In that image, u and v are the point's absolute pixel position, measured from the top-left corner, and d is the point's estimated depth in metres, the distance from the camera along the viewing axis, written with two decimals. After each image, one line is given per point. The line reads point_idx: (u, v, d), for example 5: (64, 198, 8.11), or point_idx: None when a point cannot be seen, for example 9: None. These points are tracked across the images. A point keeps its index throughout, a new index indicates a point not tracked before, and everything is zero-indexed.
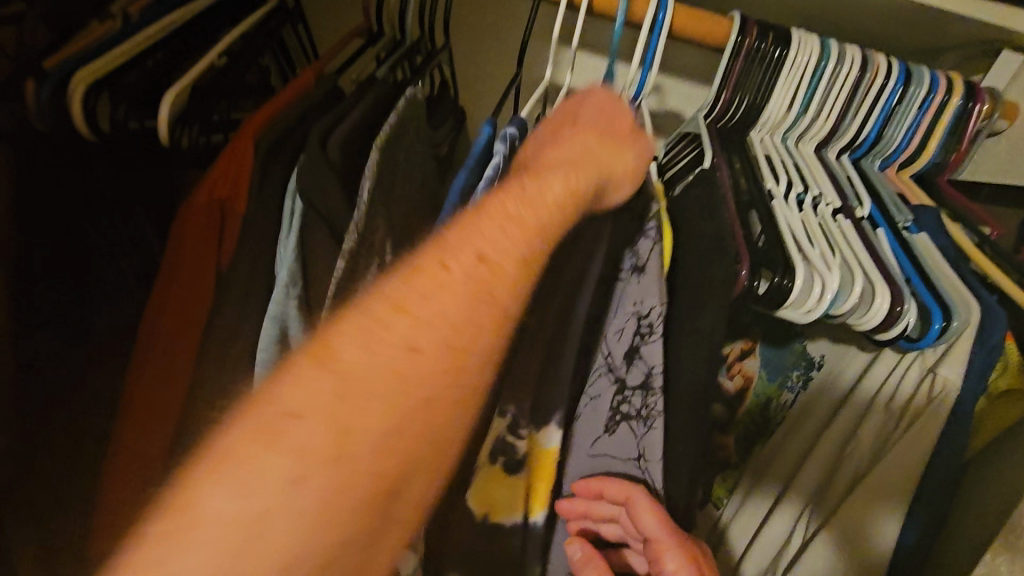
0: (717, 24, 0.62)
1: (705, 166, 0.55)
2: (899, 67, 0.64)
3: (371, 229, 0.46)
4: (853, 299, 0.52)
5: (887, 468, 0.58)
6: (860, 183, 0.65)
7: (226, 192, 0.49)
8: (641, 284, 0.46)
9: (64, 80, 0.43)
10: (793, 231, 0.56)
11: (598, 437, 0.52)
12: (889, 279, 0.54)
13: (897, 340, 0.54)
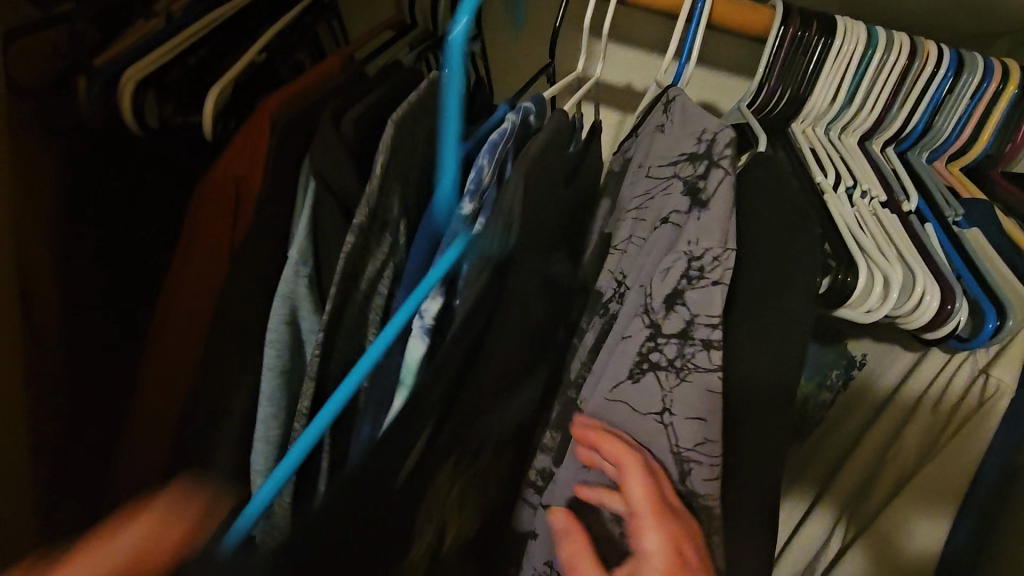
0: (758, 13, 0.60)
1: (761, 149, 0.55)
2: (950, 55, 0.62)
3: (384, 204, 0.46)
4: (912, 301, 0.50)
5: (933, 472, 0.56)
6: (906, 175, 0.63)
7: (242, 170, 0.53)
8: (703, 222, 0.46)
9: (115, 78, 0.46)
10: (849, 227, 0.54)
11: (620, 384, 0.47)
12: (938, 275, 0.52)
13: (947, 340, 0.52)
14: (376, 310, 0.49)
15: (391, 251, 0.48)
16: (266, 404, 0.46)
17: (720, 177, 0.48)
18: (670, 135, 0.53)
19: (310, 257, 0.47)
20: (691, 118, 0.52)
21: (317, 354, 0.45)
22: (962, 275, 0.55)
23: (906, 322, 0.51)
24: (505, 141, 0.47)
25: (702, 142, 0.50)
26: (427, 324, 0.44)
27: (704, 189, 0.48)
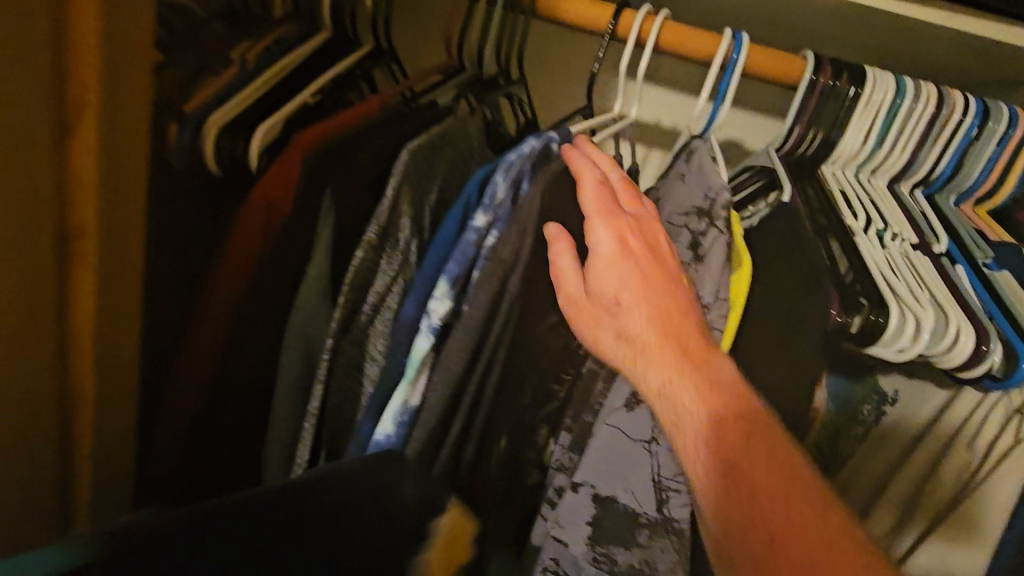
0: (790, 64, 0.64)
1: (784, 197, 0.58)
2: (976, 104, 0.65)
3: (395, 220, 0.48)
4: (943, 343, 0.52)
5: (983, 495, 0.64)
6: (934, 218, 0.65)
7: (276, 195, 0.50)
8: (699, 275, 0.51)
9: (200, 123, 0.50)
10: (880, 268, 0.56)
11: (616, 411, 0.46)
12: (973, 317, 0.54)
13: (980, 379, 0.54)
14: (382, 322, 0.49)
15: (402, 265, 0.49)
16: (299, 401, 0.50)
17: (719, 236, 0.50)
18: (687, 184, 0.55)
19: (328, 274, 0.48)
20: (705, 171, 0.53)
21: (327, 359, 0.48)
22: (994, 317, 0.57)
23: (938, 361, 0.53)
24: (523, 160, 0.47)
25: (708, 199, 0.52)
26: (434, 324, 0.44)
27: (698, 245, 0.52)
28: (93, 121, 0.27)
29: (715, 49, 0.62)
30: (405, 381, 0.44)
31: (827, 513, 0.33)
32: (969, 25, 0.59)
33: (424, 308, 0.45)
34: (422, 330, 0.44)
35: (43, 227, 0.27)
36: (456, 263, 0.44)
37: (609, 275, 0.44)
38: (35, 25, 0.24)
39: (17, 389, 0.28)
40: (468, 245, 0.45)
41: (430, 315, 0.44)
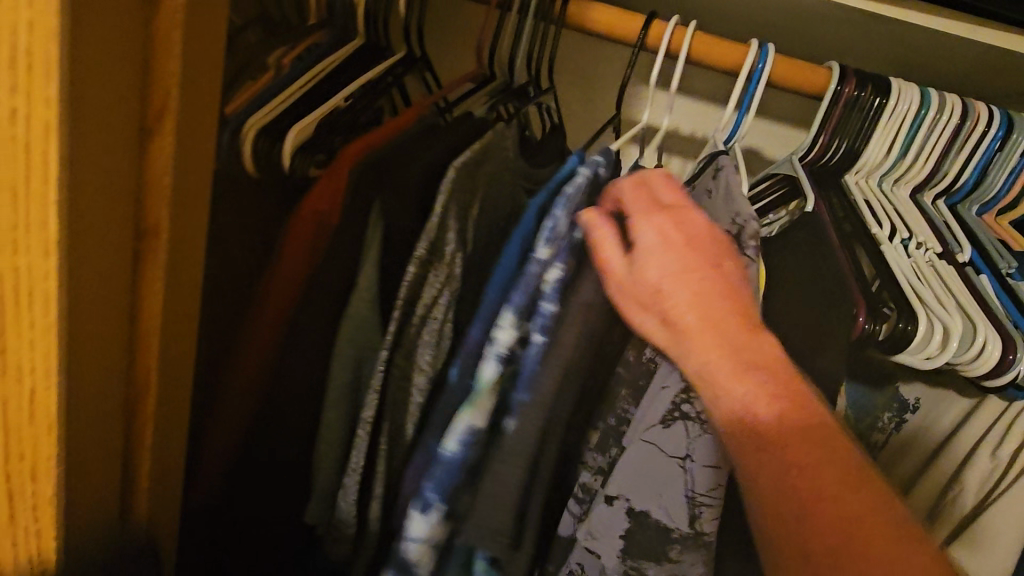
0: (818, 74, 0.65)
1: (808, 207, 0.59)
2: (999, 116, 0.65)
3: (442, 235, 0.49)
4: (970, 351, 0.53)
5: (1003, 514, 0.58)
6: (958, 227, 0.66)
7: (323, 207, 0.52)
8: None
9: (240, 126, 0.52)
10: (908, 278, 0.57)
11: (650, 427, 0.46)
12: (999, 326, 0.55)
13: (1006, 388, 0.55)
14: (430, 333, 0.51)
15: (447, 278, 0.50)
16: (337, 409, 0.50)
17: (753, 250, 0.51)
18: (713, 205, 0.55)
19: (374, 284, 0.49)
20: (733, 194, 0.54)
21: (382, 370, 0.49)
22: (1021, 325, 0.58)
23: (965, 370, 0.54)
24: (577, 193, 0.49)
25: (735, 224, 0.53)
26: (499, 351, 0.46)
27: None
28: (170, 125, 0.28)
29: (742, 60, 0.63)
30: (469, 407, 0.46)
31: (859, 482, 0.35)
32: (964, 29, 0.60)
33: (487, 335, 0.48)
34: (487, 354, 0.46)
35: (120, 228, 0.28)
36: (521, 291, 0.47)
37: (656, 267, 0.44)
38: (123, 33, 0.25)
39: (91, 383, 0.29)
40: (530, 274, 0.47)
41: (493, 343, 0.46)
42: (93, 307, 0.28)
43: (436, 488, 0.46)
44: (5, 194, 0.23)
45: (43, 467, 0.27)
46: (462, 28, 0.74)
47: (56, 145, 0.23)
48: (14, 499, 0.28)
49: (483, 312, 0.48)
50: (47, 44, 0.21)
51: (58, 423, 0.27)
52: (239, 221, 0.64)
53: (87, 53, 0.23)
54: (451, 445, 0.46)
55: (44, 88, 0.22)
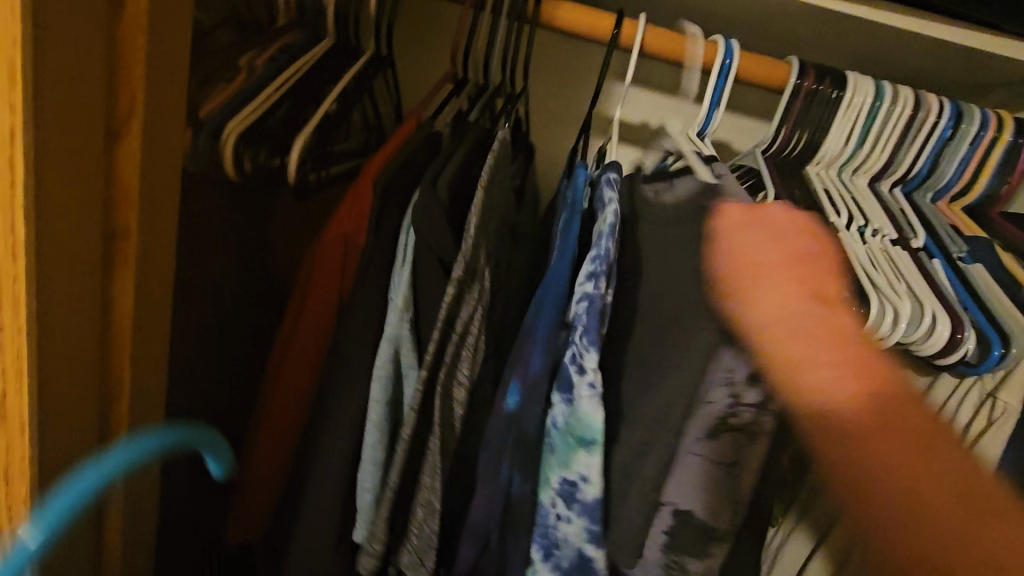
0: (776, 69, 0.67)
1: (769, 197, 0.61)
2: (950, 107, 0.68)
3: (477, 256, 0.46)
4: (920, 331, 0.56)
5: None
6: (913, 215, 0.68)
7: (350, 227, 0.51)
8: None
9: (218, 128, 0.52)
10: (859, 262, 0.60)
11: (696, 443, 0.48)
12: (949, 308, 0.58)
13: (956, 366, 0.57)
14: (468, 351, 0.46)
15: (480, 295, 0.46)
16: (372, 428, 0.47)
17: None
18: None
19: (412, 307, 0.47)
20: None
21: (418, 390, 0.45)
22: (970, 311, 0.59)
23: (917, 347, 0.57)
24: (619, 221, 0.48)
25: None
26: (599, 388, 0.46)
27: None
28: (137, 127, 0.29)
29: (708, 56, 0.65)
30: (589, 454, 0.46)
31: (933, 458, 0.33)
32: (919, 26, 0.63)
33: (569, 379, 0.46)
34: (572, 399, 0.46)
35: (92, 225, 0.29)
36: (593, 332, 0.45)
37: (720, 271, 0.42)
38: (90, 39, 0.26)
39: (64, 385, 0.29)
40: (598, 310, 0.46)
41: (578, 389, 0.46)
42: (75, 305, 0.29)
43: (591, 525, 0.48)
44: None
45: (16, 459, 0.27)
46: (437, 26, 0.75)
47: (23, 149, 0.23)
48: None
49: (528, 349, 0.47)
50: (12, 50, 0.22)
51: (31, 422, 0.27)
52: (227, 223, 0.64)
53: (53, 55, 0.24)
54: (594, 491, 0.47)
55: (9, 92, 0.22)
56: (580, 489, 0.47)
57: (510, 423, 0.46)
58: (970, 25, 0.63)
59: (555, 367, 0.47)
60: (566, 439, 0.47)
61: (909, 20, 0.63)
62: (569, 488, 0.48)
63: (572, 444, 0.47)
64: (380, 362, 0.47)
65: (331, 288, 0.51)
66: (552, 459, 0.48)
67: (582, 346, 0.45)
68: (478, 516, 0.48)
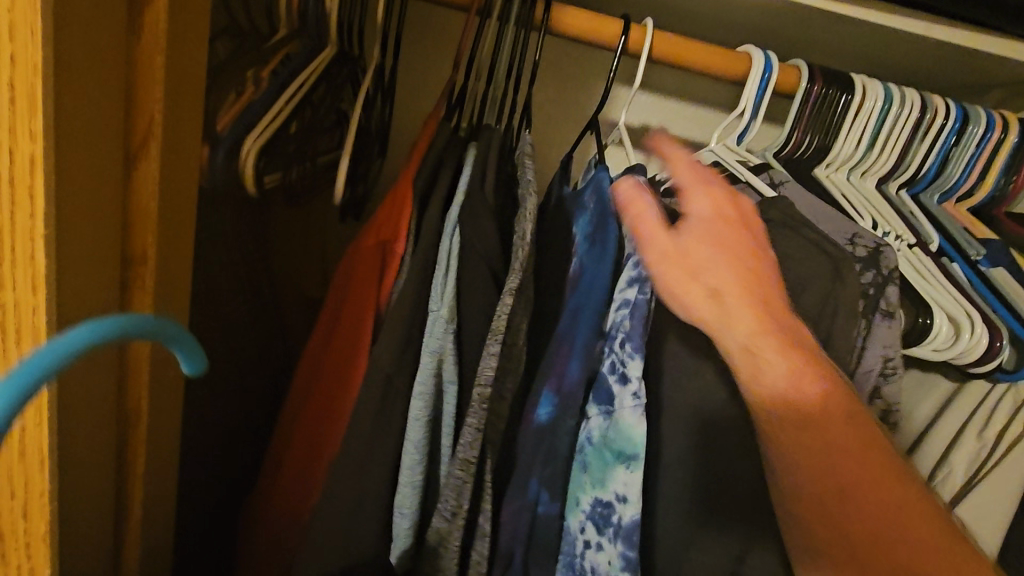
0: (787, 74, 0.67)
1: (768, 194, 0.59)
2: (956, 109, 0.68)
3: (530, 272, 0.46)
4: (956, 341, 0.58)
5: (995, 490, 0.63)
6: (921, 215, 0.69)
7: (389, 233, 0.48)
8: (891, 328, 0.52)
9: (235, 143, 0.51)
10: (913, 279, 0.61)
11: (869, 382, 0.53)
12: (985, 315, 0.60)
13: (994, 373, 0.62)
14: (510, 364, 0.47)
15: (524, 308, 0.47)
16: (412, 451, 0.44)
17: (897, 294, 0.53)
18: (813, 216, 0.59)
19: (456, 320, 0.45)
20: (826, 214, 0.58)
21: (485, 408, 0.44)
22: (997, 310, 0.63)
23: (959, 359, 0.59)
24: None
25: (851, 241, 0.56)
26: (639, 397, 0.43)
27: (880, 263, 0.54)
28: (155, 152, 0.27)
29: (740, 70, 0.66)
30: (628, 471, 0.43)
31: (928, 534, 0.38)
32: (912, 26, 0.63)
33: (609, 390, 0.45)
34: (612, 412, 0.44)
35: (108, 250, 0.27)
36: (637, 338, 0.44)
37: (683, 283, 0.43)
38: (109, 57, 0.25)
39: (78, 420, 0.28)
40: (642, 317, 0.44)
41: (619, 400, 0.44)
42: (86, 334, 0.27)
43: (628, 546, 0.44)
44: None
45: (37, 502, 0.26)
46: (442, 34, 0.74)
47: (42, 178, 0.22)
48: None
49: (571, 359, 0.45)
50: (30, 75, 0.21)
51: (51, 458, 0.26)
52: (236, 235, 0.62)
53: (73, 79, 0.23)
54: (631, 513, 0.44)
55: (29, 119, 0.21)
56: (616, 512, 0.44)
57: (543, 433, 0.45)
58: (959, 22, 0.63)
59: (592, 378, 0.46)
60: (602, 455, 0.44)
61: (899, 21, 0.63)
62: (603, 511, 0.45)
63: (609, 461, 0.44)
64: (422, 380, 0.44)
65: (356, 300, 0.49)
66: (585, 479, 0.45)
67: (624, 354, 0.44)
68: (505, 534, 0.46)
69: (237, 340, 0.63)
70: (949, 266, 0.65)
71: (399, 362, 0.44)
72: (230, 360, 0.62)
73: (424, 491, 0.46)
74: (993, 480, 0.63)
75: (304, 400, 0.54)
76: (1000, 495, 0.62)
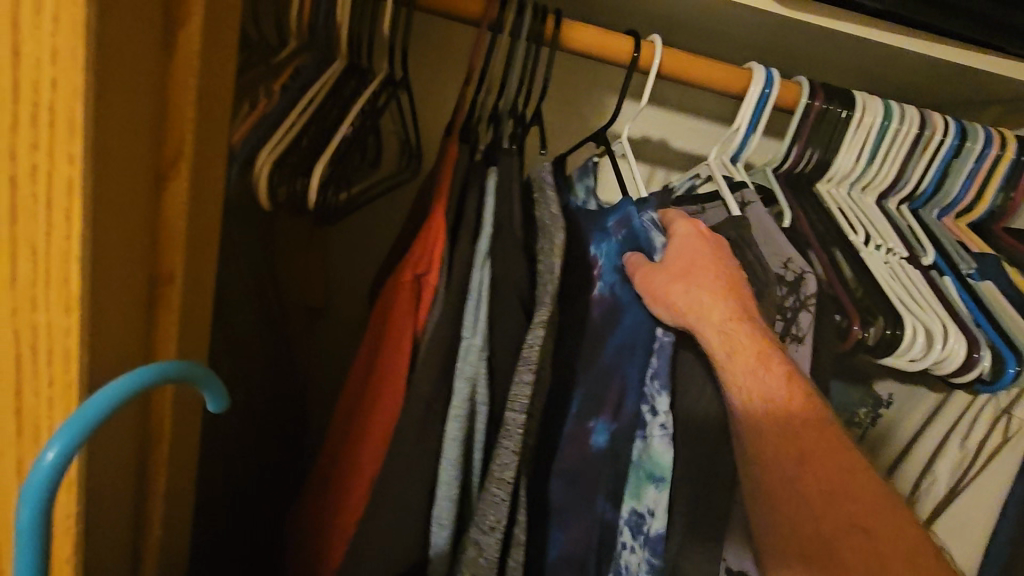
0: (787, 90, 0.68)
1: (734, 212, 0.62)
2: (955, 126, 0.70)
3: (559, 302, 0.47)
4: (931, 356, 0.59)
5: (971, 497, 0.65)
6: (920, 231, 0.70)
7: (422, 268, 0.48)
8: (799, 353, 0.56)
9: (249, 160, 0.52)
10: (897, 295, 0.62)
11: None
12: (966, 328, 0.61)
13: (973, 383, 0.61)
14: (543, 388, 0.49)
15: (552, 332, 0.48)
16: (449, 466, 0.46)
17: (808, 320, 0.56)
18: (762, 245, 0.61)
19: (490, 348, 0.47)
20: (773, 242, 0.60)
21: (519, 433, 0.44)
22: (983, 325, 0.63)
23: (943, 365, 0.60)
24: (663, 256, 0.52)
25: (788, 270, 0.58)
26: (664, 426, 0.46)
27: (801, 291, 0.56)
28: (185, 173, 0.28)
29: (739, 86, 0.67)
30: (657, 489, 0.47)
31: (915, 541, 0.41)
32: (946, 52, 0.65)
33: (636, 418, 0.47)
34: (647, 436, 0.47)
35: (136, 270, 0.27)
36: (664, 376, 0.47)
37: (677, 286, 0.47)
38: (145, 84, 0.25)
39: (105, 438, 0.28)
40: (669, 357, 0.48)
41: (648, 428, 0.47)
42: (113, 357, 0.27)
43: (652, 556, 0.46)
44: (25, 251, 0.23)
45: (61, 521, 0.26)
46: (450, 47, 0.75)
47: (79, 204, 0.22)
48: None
49: (626, 394, 0.48)
50: (70, 103, 0.21)
51: (75, 479, 0.26)
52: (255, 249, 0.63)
53: (112, 105, 0.23)
54: (660, 525, 0.46)
55: (68, 144, 0.22)
56: (647, 523, 0.47)
57: (602, 460, 0.48)
58: (985, 49, 0.65)
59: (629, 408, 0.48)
60: (635, 474, 0.47)
61: (930, 47, 0.64)
62: (636, 519, 0.47)
63: (642, 479, 0.47)
64: (457, 401, 0.46)
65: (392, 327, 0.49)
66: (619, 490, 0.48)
67: (653, 389, 0.47)
68: (574, 547, 0.48)
69: (258, 349, 0.64)
70: (940, 280, 0.66)
71: (437, 388, 0.45)
72: (251, 372, 0.63)
73: (450, 512, 0.46)
74: (975, 486, 0.65)
75: (339, 414, 0.56)
76: (986, 491, 0.64)
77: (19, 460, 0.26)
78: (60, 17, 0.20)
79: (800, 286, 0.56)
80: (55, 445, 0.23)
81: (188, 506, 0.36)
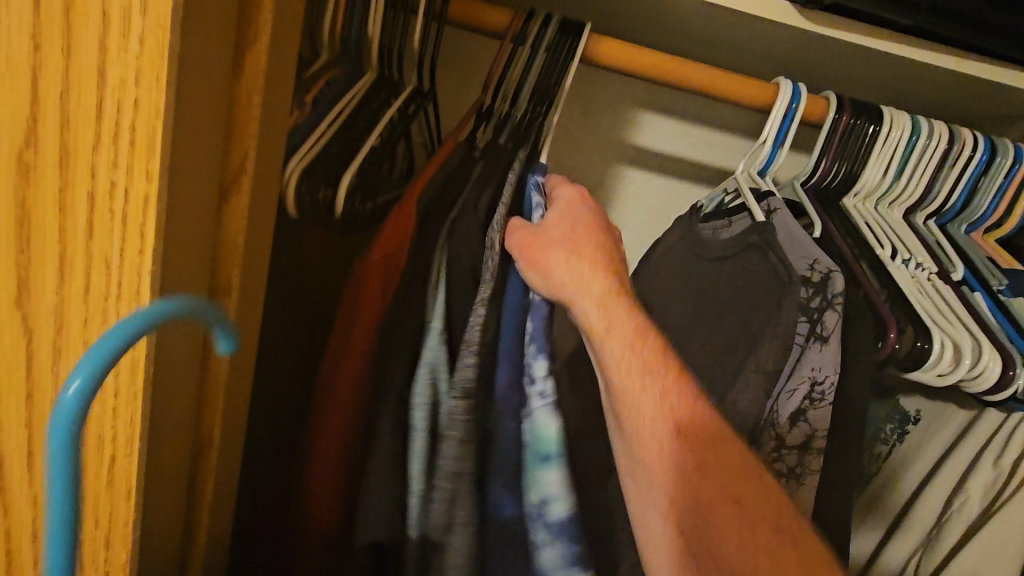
0: (814, 104, 0.67)
1: (760, 220, 0.63)
2: (984, 141, 0.69)
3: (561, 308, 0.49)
4: (962, 372, 0.58)
5: (1006, 518, 0.63)
6: (949, 246, 0.70)
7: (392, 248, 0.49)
8: (824, 353, 0.54)
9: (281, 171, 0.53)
10: (927, 309, 0.62)
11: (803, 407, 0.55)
12: (998, 345, 0.61)
13: (1006, 401, 0.60)
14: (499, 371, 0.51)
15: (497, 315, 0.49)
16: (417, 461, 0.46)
17: (835, 320, 0.55)
18: (787, 248, 0.61)
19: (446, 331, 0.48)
20: (798, 242, 0.60)
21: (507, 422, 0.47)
22: (1015, 342, 0.63)
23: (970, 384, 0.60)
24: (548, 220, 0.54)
25: (815, 270, 0.57)
26: (547, 396, 0.47)
27: (829, 290, 0.56)
28: (246, 188, 0.28)
29: (765, 100, 0.67)
30: (550, 470, 0.46)
31: None
32: (966, 65, 0.64)
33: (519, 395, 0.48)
34: (531, 413, 0.47)
35: (197, 283, 0.28)
36: (540, 341, 0.48)
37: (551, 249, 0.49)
38: (213, 103, 0.26)
39: (162, 446, 0.29)
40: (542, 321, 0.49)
41: (531, 404, 0.47)
42: (171, 366, 0.27)
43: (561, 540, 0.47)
44: (98, 266, 0.23)
45: (120, 530, 0.27)
46: (474, 59, 0.76)
47: (154, 221, 0.23)
48: (82, 552, 0.27)
49: (507, 364, 0.48)
50: (149, 120, 0.22)
51: (136, 489, 0.26)
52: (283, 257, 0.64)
53: (186, 125, 0.24)
54: (562, 509, 0.46)
55: (147, 163, 0.22)
56: (548, 509, 0.47)
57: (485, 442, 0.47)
58: (1005, 63, 0.65)
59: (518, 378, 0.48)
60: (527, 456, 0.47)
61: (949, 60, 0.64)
62: (538, 509, 0.47)
63: (537, 462, 0.47)
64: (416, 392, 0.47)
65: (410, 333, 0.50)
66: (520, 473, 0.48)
67: (529, 356, 0.48)
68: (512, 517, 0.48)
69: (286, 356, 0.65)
70: (970, 295, 0.66)
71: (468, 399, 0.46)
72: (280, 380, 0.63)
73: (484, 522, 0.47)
74: (1010, 506, 0.63)
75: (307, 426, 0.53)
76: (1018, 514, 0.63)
77: (79, 470, 0.26)
78: (145, 41, 0.21)
79: (827, 286, 0.56)
80: (76, 377, 0.20)
81: (228, 514, 0.37)
